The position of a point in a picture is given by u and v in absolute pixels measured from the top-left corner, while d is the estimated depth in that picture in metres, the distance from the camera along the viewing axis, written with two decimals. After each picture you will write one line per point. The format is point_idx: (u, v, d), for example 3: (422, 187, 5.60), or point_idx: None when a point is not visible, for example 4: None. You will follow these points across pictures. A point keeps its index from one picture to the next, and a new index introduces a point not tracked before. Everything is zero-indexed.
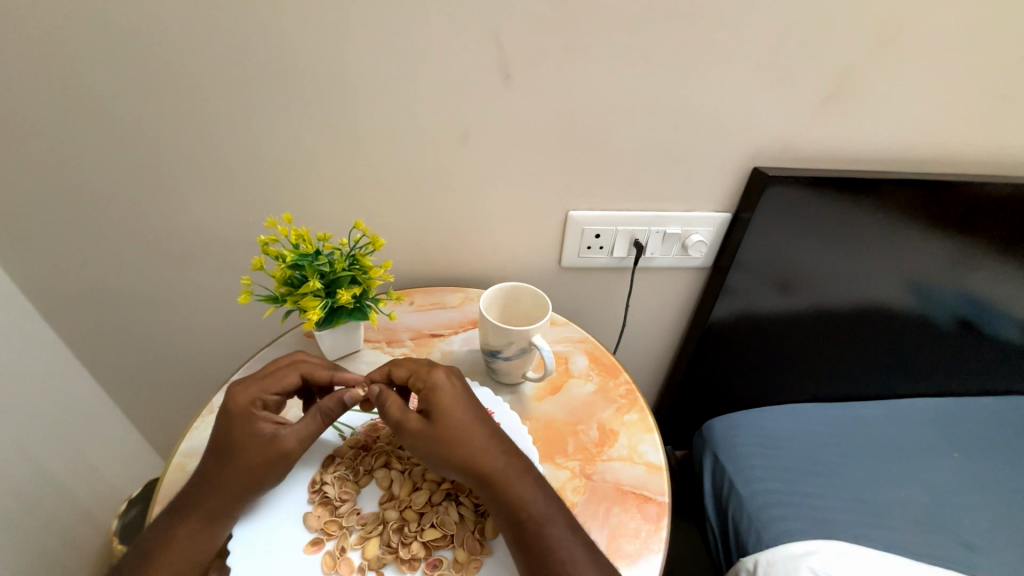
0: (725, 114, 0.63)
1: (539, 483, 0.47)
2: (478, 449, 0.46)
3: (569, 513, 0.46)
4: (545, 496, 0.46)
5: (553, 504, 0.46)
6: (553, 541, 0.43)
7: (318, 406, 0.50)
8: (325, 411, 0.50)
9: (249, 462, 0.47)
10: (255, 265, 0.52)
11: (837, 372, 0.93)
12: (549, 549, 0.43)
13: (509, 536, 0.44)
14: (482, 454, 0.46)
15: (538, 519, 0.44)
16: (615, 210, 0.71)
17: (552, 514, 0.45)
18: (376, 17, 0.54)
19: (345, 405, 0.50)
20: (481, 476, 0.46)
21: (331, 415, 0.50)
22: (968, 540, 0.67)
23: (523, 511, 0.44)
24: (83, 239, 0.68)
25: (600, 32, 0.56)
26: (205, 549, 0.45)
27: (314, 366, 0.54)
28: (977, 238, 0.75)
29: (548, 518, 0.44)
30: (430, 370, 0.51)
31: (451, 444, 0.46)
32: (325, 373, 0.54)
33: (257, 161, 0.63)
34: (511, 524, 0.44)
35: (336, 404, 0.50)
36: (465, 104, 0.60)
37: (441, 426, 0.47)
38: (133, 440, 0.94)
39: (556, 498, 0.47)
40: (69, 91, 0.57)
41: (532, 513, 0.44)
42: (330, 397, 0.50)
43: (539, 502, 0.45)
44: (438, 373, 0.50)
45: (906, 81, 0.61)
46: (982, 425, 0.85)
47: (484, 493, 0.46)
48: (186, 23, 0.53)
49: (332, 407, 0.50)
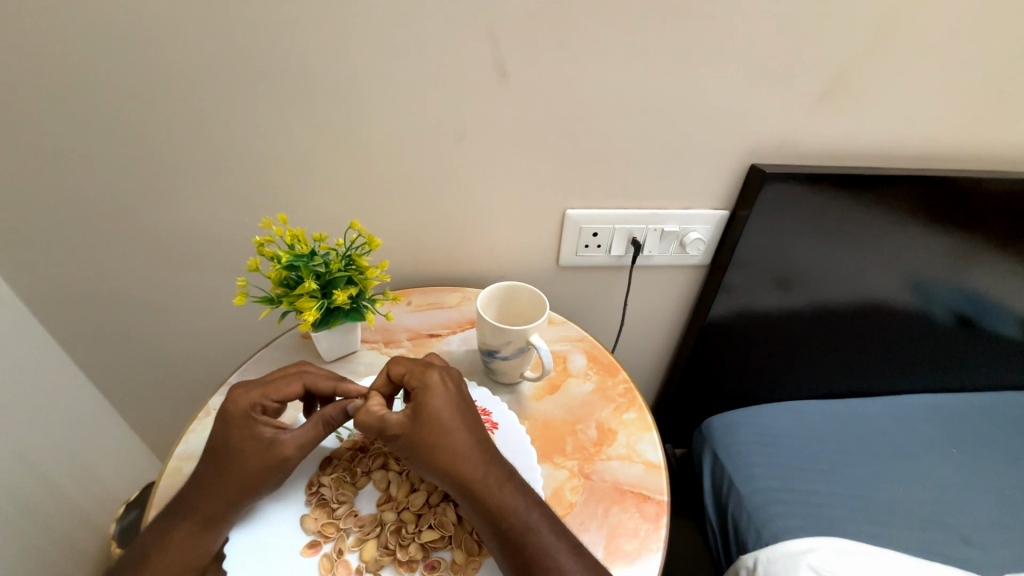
0: (722, 111, 0.62)
1: (524, 490, 0.46)
2: (463, 455, 0.46)
3: (555, 520, 0.46)
4: (528, 503, 0.45)
5: (536, 512, 0.45)
6: (534, 551, 0.43)
7: (320, 414, 0.50)
8: (327, 419, 0.50)
9: (247, 465, 0.46)
10: (250, 266, 0.52)
11: (836, 368, 0.93)
12: (531, 559, 0.42)
13: (492, 543, 0.44)
14: (468, 460, 0.46)
15: (521, 529, 0.44)
16: (613, 208, 0.71)
17: (535, 522, 0.44)
18: (371, 16, 0.54)
19: (347, 415, 0.50)
20: (465, 484, 0.45)
21: (332, 423, 0.50)
22: (967, 536, 0.66)
23: (505, 520, 0.44)
24: (78, 241, 0.68)
25: (597, 29, 0.56)
26: (201, 552, 0.45)
27: (319, 377, 0.53)
28: (975, 234, 0.74)
29: (531, 526, 0.44)
30: (425, 371, 0.50)
31: (435, 449, 0.46)
32: (329, 384, 0.53)
33: (253, 162, 0.63)
34: (495, 531, 0.44)
35: (338, 412, 0.50)
36: (461, 103, 0.60)
37: (427, 430, 0.46)
38: (131, 442, 0.94)
39: (541, 504, 0.46)
40: (62, 92, 0.56)
41: (515, 522, 0.44)
42: (334, 406, 0.50)
43: (522, 511, 0.44)
44: (431, 375, 0.50)
45: (904, 75, 0.61)
46: (981, 420, 0.85)
47: (467, 500, 0.45)
48: (179, 24, 0.53)
49: (334, 416, 0.50)
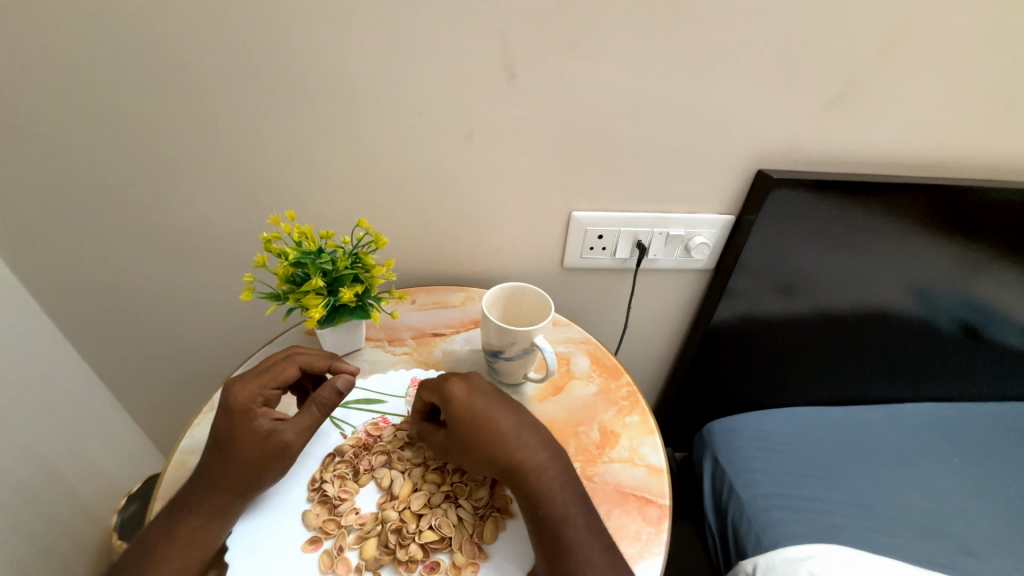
0: (729, 116, 0.63)
1: (566, 479, 0.47)
2: (497, 460, 0.47)
3: (590, 512, 0.47)
4: (567, 494, 0.46)
5: (574, 503, 0.46)
6: (570, 542, 0.44)
7: (313, 398, 0.49)
8: (321, 402, 0.49)
9: (250, 457, 0.47)
10: (257, 262, 0.52)
11: (838, 374, 0.93)
12: (566, 549, 0.43)
13: (532, 531, 0.45)
14: (504, 459, 0.47)
15: (556, 517, 0.45)
16: (620, 211, 0.71)
17: (572, 514, 0.45)
18: (380, 15, 0.54)
19: (340, 394, 0.50)
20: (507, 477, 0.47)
21: (328, 406, 0.49)
22: (969, 546, 0.66)
23: (544, 508, 0.45)
24: (84, 234, 0.68)
25: (606, 32, 0.56)
26: (205, 546, 0.45)
27: (312, 358, 0.54)
28: (982, 242, 0.74)
29: (568, 517, 0.45)
30: (443, 387, 0.50)
31: (474, 453, 0.48)
32: (324, 362, 0.54)
33: (261, 159, 0.63)
34: (534, 517, 0.45)
35: (331, 394, 0.49)
36: (469, 104, 0.60)
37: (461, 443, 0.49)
38: (133, 434, 0.94)
39: (579, 494, 0.47)
40: (71, 87, 0.56)
41: (553, 510, 0.45)
42: (324, 388, 0.49)
43: (559, 499, 0.46)
44: (448, 392, 0.50)
45: (911, 84, 0.61)
46: (983, 430, 0.85)
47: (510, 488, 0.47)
48: (188, 22, 0.53)
49: (328, 397, 0.49)
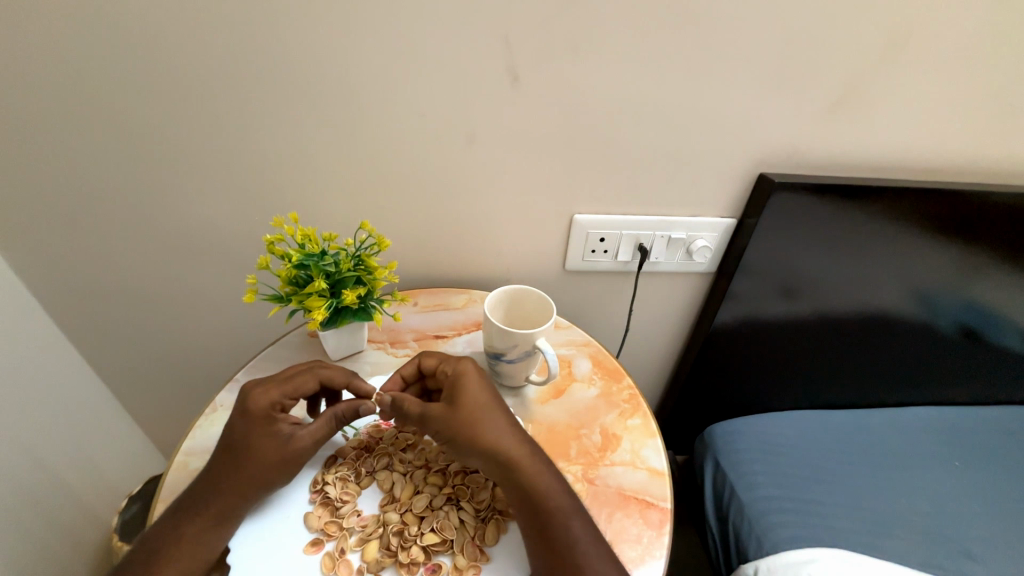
0: (731, 119, 0.63)
1: (564, 480, 0.49)
2: (506, 436, 0.48)
3: (587, 515, 0.47)
4: (567, 491, 0.47)
5: (573, 501, 0.47)
6: (574, 537, 0.44)
7: (332, 410, 0.52)
8: (339, 416, 0.52)
9: (265, 462, 0.47)
10: (261, 264, 0.52)
11: (840, 378, 0.93)
12: (570, 544, 0.43)
13: (532, 525, 0.45)
14: (511, 439, 0.48)
15: (562, 512, 0.45)
16: (622, 214, 0.71)
17: (573, 512, 0.46)
18: (384, 19, 0.54)
19: (358, 414, 0.52)
20: (511, 463, 0.47)
21: (344, 419, 0.52)
22: (970, 550, 0.66)
23: (549, 500, 0.46)
24: (87, 235, 0.68)
25: (609, 36, 0.56)
26: (209, 548, 0.45)
27: (334, 372, 0.54)
28: (984, 246, 0.74)
29: (570, 514, 0.45)
30: (457, 362, 0.53)
31: (479, 426, 0.48)
32: (344, 379, 0.55)
33: (264, 161, 0.63)
34: (536, 510, 0.45)
35: (350, 411, 0.52)
36: (472, 107, 0.61)
37: (466, 414, 0.49)
38: (134, 436, 0.94)
39: (576, 497, 0.48)
40: (76, 88, 0.57)
41: (557, 504, 0.46)
42: (345, 403, 0.52)
43: (562, 495, 0.46)
44: (464, 365, 0.53)
45: (913, 88, 0.61)
46: (985, 434, 0.85)
47: (511, 477, 0.47)
48: (193, 24, 0.53)
49: (346, 412, 0.52)
